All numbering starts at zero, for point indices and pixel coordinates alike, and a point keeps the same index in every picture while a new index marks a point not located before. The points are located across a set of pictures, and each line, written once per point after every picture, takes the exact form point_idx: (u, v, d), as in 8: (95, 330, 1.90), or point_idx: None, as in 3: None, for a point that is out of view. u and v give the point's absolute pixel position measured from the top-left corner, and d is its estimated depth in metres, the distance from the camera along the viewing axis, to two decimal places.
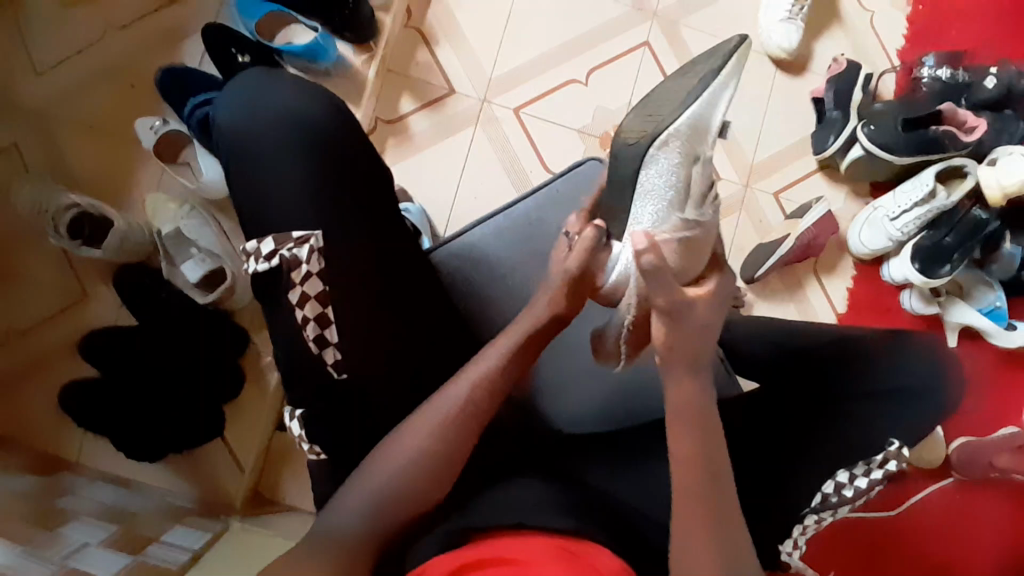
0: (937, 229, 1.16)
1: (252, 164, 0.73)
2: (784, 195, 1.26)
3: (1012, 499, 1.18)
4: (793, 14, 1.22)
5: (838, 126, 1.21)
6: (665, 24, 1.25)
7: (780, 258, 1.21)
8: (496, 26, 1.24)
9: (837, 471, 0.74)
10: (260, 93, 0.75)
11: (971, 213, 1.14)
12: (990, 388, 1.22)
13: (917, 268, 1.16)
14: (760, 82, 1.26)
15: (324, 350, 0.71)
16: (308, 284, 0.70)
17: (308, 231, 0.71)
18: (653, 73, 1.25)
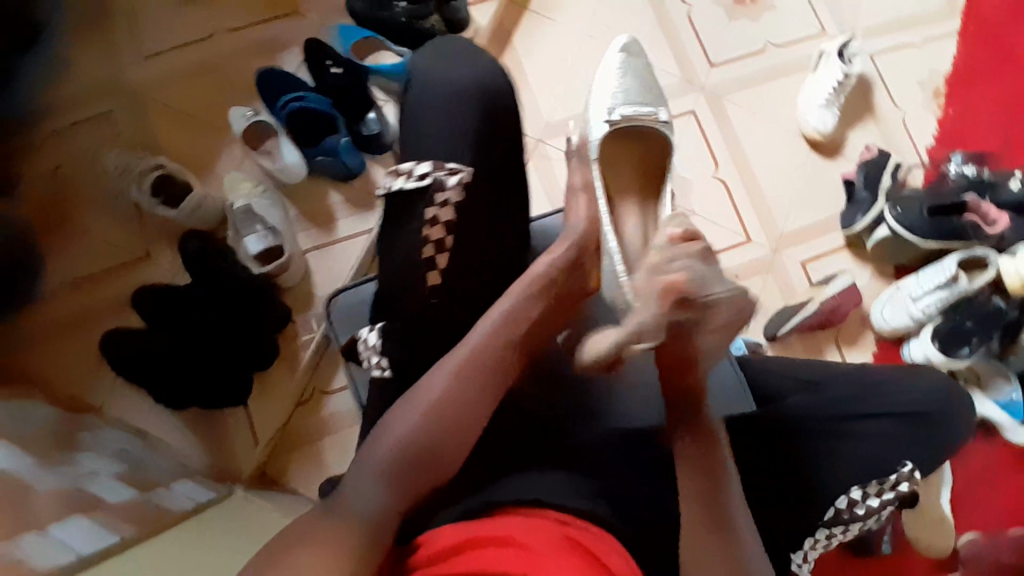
0: (959, 312, 1.20)
1: (439, 112, 0.83)
2: (811, 265, 1.32)
3: None
4: (832, 101, 1.33)
5: (865, 205, 1.29)
6: (711, 97, 1.38)
7: (802, 319, 1.26)
8: (559, 78, 1.37)
9: (850, 488, 0.75)
10: (450, 59, 0.86)
11: (992, 302, 1.19)
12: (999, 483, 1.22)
13: (937, 347, 1.20)
14: (795, 160, 1.36)
15: (428, 273, 0.79)
16: (443, 209, 0.80)
17: (460, 166, 0.81)
18: (696, 138, 1.36)
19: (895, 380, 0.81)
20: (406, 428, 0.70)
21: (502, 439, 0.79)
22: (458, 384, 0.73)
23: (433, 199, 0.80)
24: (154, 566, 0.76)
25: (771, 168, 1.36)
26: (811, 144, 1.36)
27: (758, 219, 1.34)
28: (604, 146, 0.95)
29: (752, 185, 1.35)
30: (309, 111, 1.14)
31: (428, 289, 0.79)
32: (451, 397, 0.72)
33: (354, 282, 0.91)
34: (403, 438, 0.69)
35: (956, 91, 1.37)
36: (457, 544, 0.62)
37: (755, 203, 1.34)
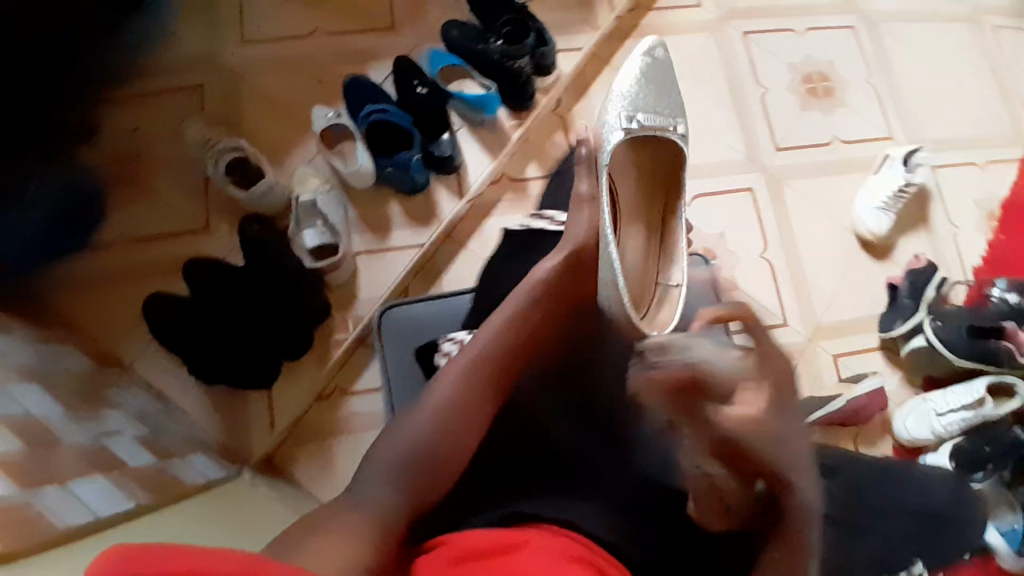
0: (981, 437, 1.20)
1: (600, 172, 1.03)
2: (843, 360, 1.31)
3: None
4: (889, 205, 1.36)
5: (908, 313, 1.30)
6: (772, 179, 1.40)
7: (829, 413, 1.22)
8: None
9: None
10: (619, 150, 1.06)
11: (1013, 432, 1.18)
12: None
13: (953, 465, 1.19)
14: (844, 256, 1.37)
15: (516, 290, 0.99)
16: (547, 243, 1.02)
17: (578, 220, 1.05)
18: (749, 215, 1.38)
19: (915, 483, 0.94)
20: (409, 436, 0.73)
21: (512, 449, 0.81)
22: (464, 384, 0.78)
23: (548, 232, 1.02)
24: (162, 538, 0.75)
25: (819, 258, 1.36)
26: (861, 242, 1.38)
27: (799, 305, 1.34)
28: (620, 149, 0.96)
29: (798, 271, 1.36)
30: (389, 122, 1.19)
31: None
32: (459, 397, 0.77)
33: (410, 299, 0.94)
34: (410, 440, 0.73)
35: (1011, 219, 1.39)
36: (485, 548, 0.61)
37: (798, 289, 1.34)
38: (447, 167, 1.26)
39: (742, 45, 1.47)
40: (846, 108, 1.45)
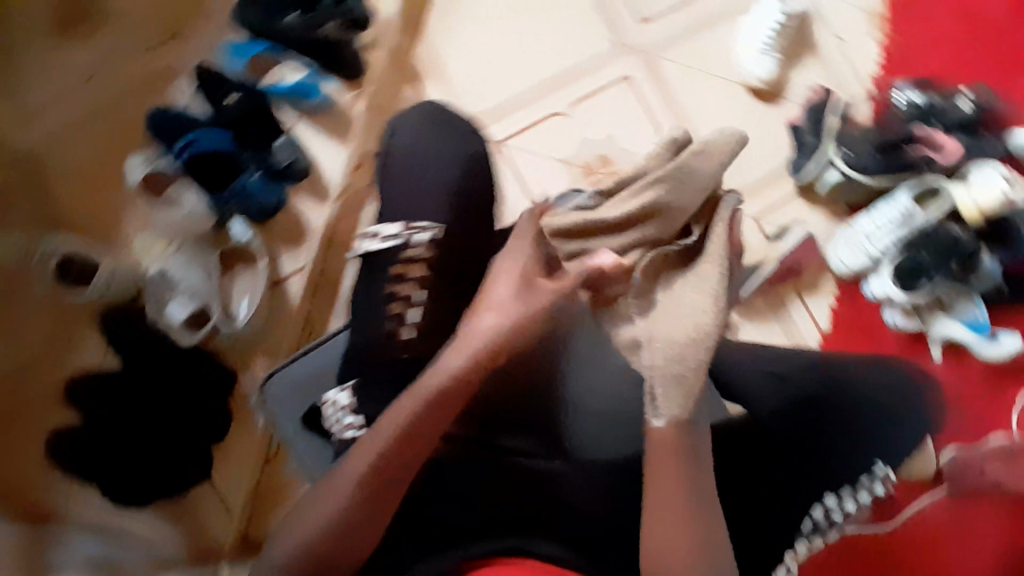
0: (917, 248, 1.23)
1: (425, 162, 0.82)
2: (763, 220, 1.31)
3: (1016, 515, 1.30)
4: (770, 46, 1.29)
5: (808, 154, 1.27)
6: (646, 59, 1.30)
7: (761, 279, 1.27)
8: (484, 58, 1.26)
9: (826, 496, 0.82)
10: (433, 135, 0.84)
11: (948, 231, 1.21)
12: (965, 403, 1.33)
13: (897, 284, 1.25)
14: (740, 115, 1.31)
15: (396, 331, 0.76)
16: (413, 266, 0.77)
17: (434, 224, 0.79)
18: (634, 106, 1.30)
19: (866, 376, 0.86)
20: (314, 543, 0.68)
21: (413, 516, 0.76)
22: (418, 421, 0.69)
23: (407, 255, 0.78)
24: None
25: (717, 125, 1.31)
26: (752, 92, 1.31)
27: None
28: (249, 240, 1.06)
29: None
30: (209, 155, 1.02)
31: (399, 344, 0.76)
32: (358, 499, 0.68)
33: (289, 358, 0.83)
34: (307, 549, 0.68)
35: (890, 19, 1.35)
36: None
37: None
38: (293, 177, 1.09)
39: None
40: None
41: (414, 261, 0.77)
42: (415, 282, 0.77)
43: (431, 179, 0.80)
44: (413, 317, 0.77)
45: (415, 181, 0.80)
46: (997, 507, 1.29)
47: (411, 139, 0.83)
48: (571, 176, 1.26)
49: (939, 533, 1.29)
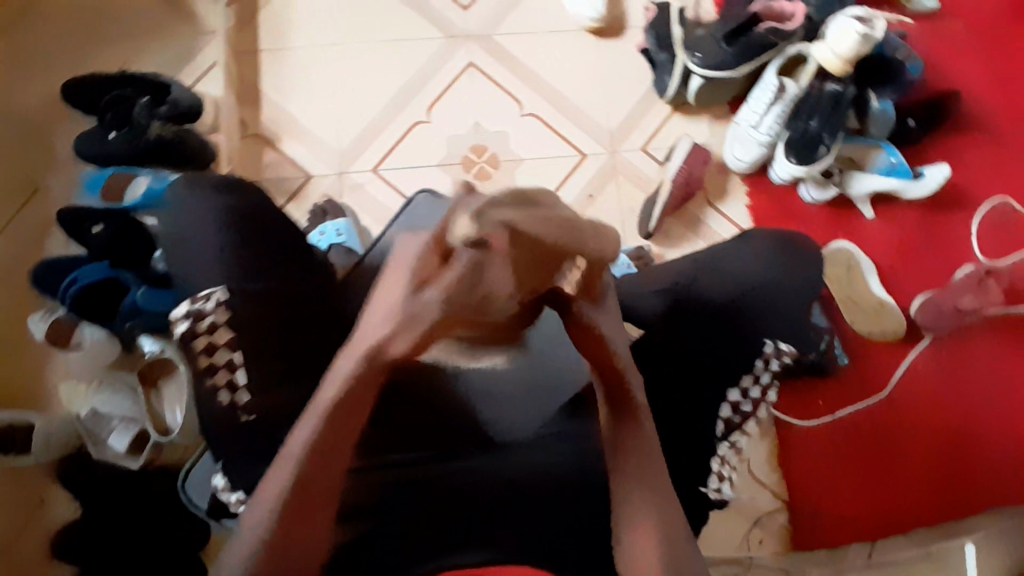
0: (801, 118, 1.22)
1: (190, 238, 0.73)
2: (650, 147, 1.32)
3: (990, 339, 1.31)
4: None
5: (668, 67, 1.28)
6: (483, 40, 1.32)
7: (664, 205, 1.27)
8: (328, 97, 1.27)
9: (729, 392, 0.81)
10: (188, 212, 0.75)
11: (825, 91, 1.19)
12: (908, 244, 1.32)
13: (796, 162, 1.23)
14: (591, 58, 1.33)
15: (230, 407, 0.68)
16: (216, 334, 0.69)
17: (214, 287, 0.70)
18: (488, 88, 1.31)
19: (732, 258, 0.87)
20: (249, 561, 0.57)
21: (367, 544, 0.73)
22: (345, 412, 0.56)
23: (198, 331, 0.69)
24: None
25: (571, 77, 1.33)
26: (593, 34, 1.34)
27: (585, 133, 1.33)
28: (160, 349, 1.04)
29: (563, 105, 1.33)
30: (87, 288, 1.05)
31: (241, 408, 0.69)
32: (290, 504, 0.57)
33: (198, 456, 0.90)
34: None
35: None
36: None
37: (568, 116, 1.33)
38: None
39: None
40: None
41: (218, 326, 0.69)
42: (223, 346, 0.69)
43: (203, 255, 0.72)
44: (241, 378, 0.69)
45: (188, 258, 0.73)
46: (968, 331, 1.31)
47: (174, 224, 0.75)
48: (452, 175, 1.27)
49: (929, 377, 1.30)
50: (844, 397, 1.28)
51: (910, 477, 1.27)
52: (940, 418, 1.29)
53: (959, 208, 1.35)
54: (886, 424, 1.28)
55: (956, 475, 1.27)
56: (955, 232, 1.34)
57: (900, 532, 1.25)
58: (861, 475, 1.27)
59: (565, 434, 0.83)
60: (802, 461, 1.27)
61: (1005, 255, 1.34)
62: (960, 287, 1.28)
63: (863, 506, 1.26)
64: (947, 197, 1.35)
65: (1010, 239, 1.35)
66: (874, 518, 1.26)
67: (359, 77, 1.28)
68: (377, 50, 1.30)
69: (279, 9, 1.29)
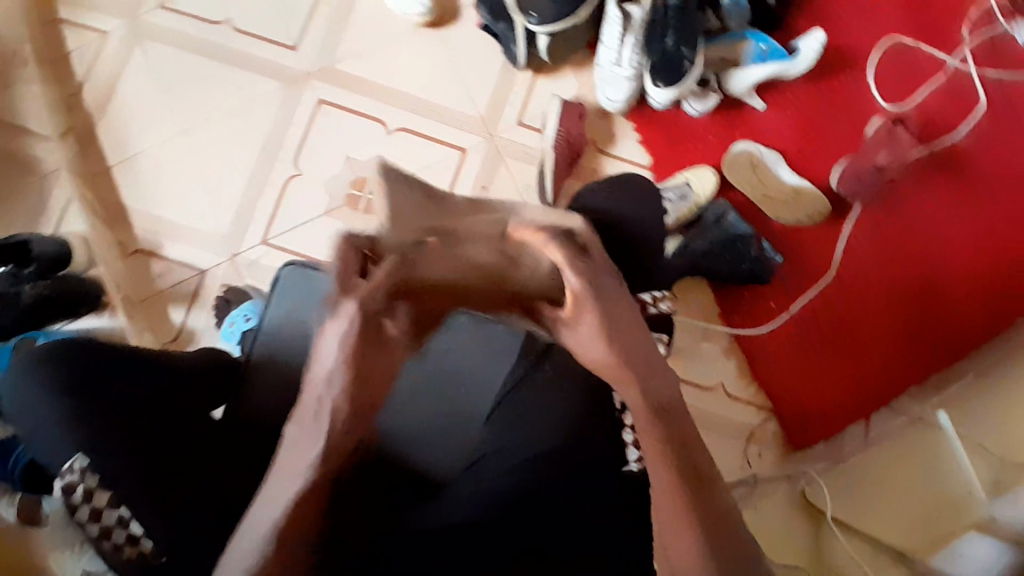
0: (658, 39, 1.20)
1: (36, 414, 0.78)
2: (525, 118, 1.30)
3: (917, 183, 1.30)
4: None
5: (510, 34, 1.24)
6: (323, 73, 1.28)
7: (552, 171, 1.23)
8: (194, 187, 1.25)
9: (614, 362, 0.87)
10: (27, 392, 0.79)
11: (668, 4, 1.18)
12: (808, 119, 1.30)
13: (664, 84, 1.21)
14: (436, 51, 1.30)
15: (133, 555, 0.74)
16: (94, 498, 0.74)
17: (71, 457, 0.76)
18: (346, 118, 1.27)
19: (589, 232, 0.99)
20: None
21: None
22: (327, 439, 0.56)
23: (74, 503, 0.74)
24: None
25: (423, 78, 1.30)
26: (430, 28, 1.30)
27: (455, 127, 1.29)
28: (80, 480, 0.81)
29: (424, 107, 1.29)
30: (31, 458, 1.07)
31: (150, 556, 0.75)
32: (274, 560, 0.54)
33: None
34: None
35: None
36: None
37: (434, 117, 1.29)
38: None
39: (165, 17, 1.29)
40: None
41: (93, 489, 0.75)
42: (105, 507, 0.74)
43: (52, 430, 0.77)
44: (137, 528, 0.75)
45: (39, 433, 0.78)
46: (895, 182, 1.30)
47: (20, 403, 0.80)
48: (341, 218, 1.24)
49: (869, 241, 1.29)
50: (797, 289, 1.28)
51: (887, 340, 1.27)
52: (897, 276, 1.29)
53: (849, 64, 1.31)
54: (846, 301, 1.28)
55: (929, 323, 1.27)
56: (853, 89, 1.30)
57: (895, 397, 1.25)
58: (839, 356, 1.27)
59: (491, 456, 0.81)
60: (774, 365, 1.27)
61: (911, 94, 1.31)
62: (871, 146, 1.26)
63: (852, 384, 1.26)
64: (834, 57, 1.31)
65: (910, 76, 1.31)
66: (866, 392, 1.26)
67: (218, 157, 1.26)
68: (225, 123, 1.26)
69: (114, 119, 1.26)
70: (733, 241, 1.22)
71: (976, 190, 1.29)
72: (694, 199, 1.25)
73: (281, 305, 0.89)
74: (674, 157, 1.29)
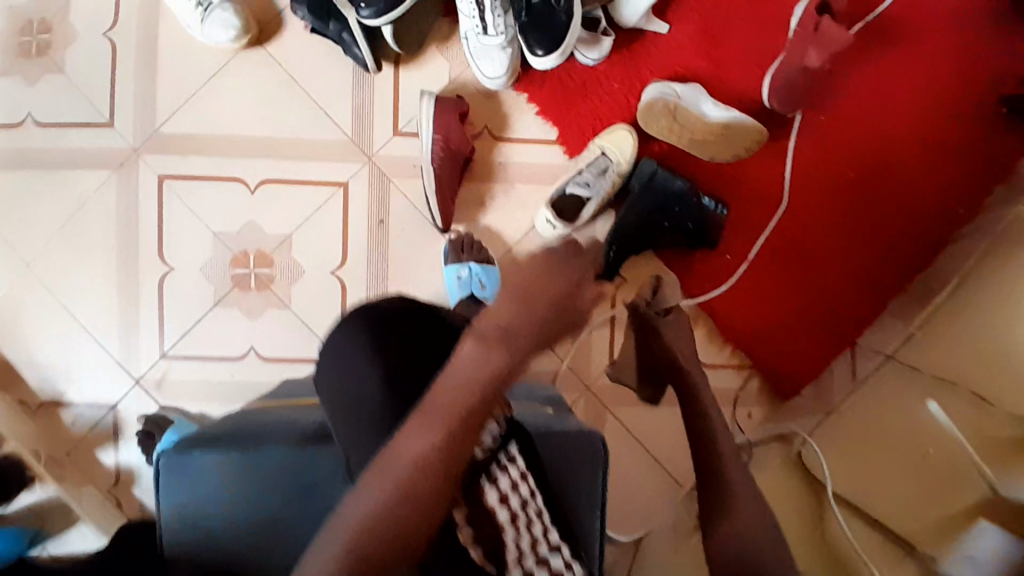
0: None
1: None
2: (401, 125, 1.09)
3: (851, 72, 1.16)
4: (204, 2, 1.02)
5: (347, 37, 1.01)
6: (152, 143, 1.08)
7: (434, 190, 1.05)
8: (70, 319, 1.12)
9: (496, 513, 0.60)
10: None
11: None
12: (721, 31, 1.11)
13: (545, 50, 0.99)
14: (273, 76, 1.07)
15: None
16: None
17: None
18: (196, 188, 1.08)
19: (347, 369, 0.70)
20: None
21: None
22: None
23: None
24: None
25: (268, 110, 1.08)
26: (255, 49, 1.07)
27: (323, 159, 1.09)
28: None
29: (280, 146, 1.09)
30: None
31: None
32: None
33: None
34: None
35: None
36: None
37: (294, 154, 1.09)
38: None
39: None
40: (62, 14, 1.08)
41: None
42: None
43: None
44: None
45: None
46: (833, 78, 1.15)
47: None
48: (234, 303, 1.10)
49: (818, 151, 1.15)
50: (752, 230, 1.15)
51: (860, 253, 1.16)
52: (858, 181, 1.16)
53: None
54: (810, 224, 1.16)
55: (901, 222, 1.15)
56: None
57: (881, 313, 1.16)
58: (815, 286, 1.16)
59: None
60: (745, 319, 1.16)
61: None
62: (798, 46, 1.06)
63: (834, 313, 1.16)
64: None
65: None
66: (849, 317, 1.16)
67: (80, 279, 1.11)
68: (69, 239, 1.10)
69: None
70: (670, 202, 1.07)
71: (921, 62, 1.15)
72: (616, 169, 1.07)
73: (175, 500, 0.72)
74: (581, 121, 1.10)
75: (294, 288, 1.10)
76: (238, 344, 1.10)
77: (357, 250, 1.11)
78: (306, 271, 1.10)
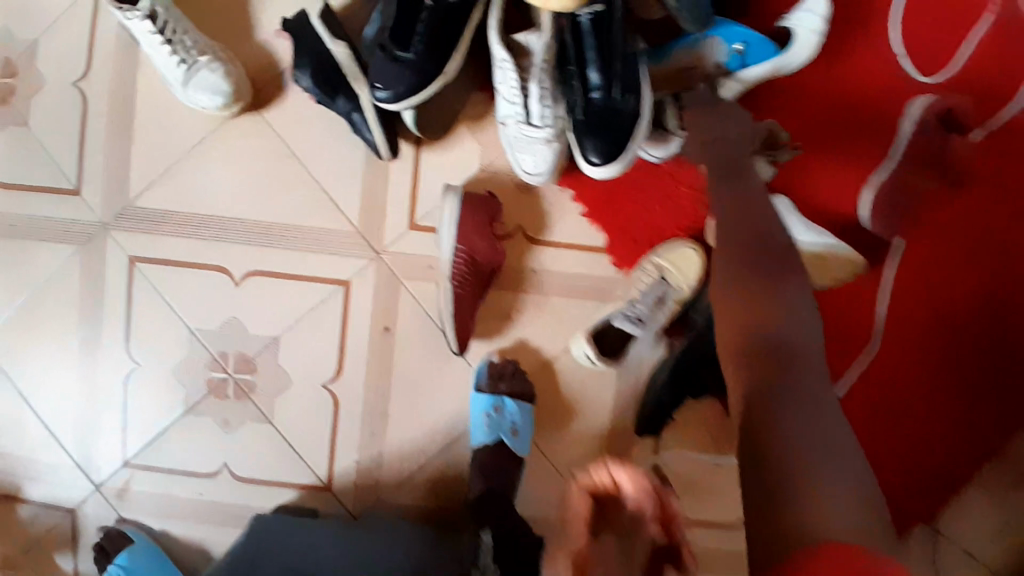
0: (577, 86, 0.77)
1: None
2: (418, 218, 0.90)
3: (996, 184, 0.87)
4: (185, 59, 0.83)
5: (357, 117, 0.82)
6: (124, 218, 0.91)
7: (448, 309, 0.86)
8: (23, 409, 0.97)
9: None
10: None
11: (584, 31, 0.74)
12: (818, 130, 0.88)
13: (602, 158, 0.78)
14: (268, 150, 0.89)
15: None
16: None
17: None
18: (172, 276, 0.92)
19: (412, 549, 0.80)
20: None
21: None
22: None
23: None
24: None
25: (260, 189, 0.90)
26: (250, 116, 0.89)
27: (323, 252, 0.91)
28: None
29: (272, 234, 0.91)
30: None
31: None
32: None
33: None
34: None
35: None
36: None
37: (289, 244, 0.91)
38: None
39: None
40: (30, 54, 0.91)
41: None
42: None
43: None
44: None
45: None
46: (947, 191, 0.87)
47: None
48: (208, 411, 0.94)
49: (929, 286, 0.88)
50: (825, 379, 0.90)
51: (968, 422, 0.89)
52: (965, 324, 0.89)
53: (870, 28, 0.87)
54: (898, 376, 0.90)
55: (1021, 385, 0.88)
56: (876, 67, 0.87)
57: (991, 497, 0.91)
58: (895, 454, 0.90)
59: None
60: None
61: (956, 54, 0.87)
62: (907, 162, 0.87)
63: (917, 492, 0.90)
64: (845, 24, 0.87)
65: (952, 24, 0.87)
66: (936, 499, 0.89)
67: (37, 364, 0.96)
68: (27, 320, 0.95)
69: None
70: None
71: None
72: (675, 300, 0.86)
73: None
74: (636, 229, 0.89)
75: (278, 400, 0.93)
76: (211, 459, 0.94)
77: (355, 362, 0.93)
78: (294, 381, 0.93)
